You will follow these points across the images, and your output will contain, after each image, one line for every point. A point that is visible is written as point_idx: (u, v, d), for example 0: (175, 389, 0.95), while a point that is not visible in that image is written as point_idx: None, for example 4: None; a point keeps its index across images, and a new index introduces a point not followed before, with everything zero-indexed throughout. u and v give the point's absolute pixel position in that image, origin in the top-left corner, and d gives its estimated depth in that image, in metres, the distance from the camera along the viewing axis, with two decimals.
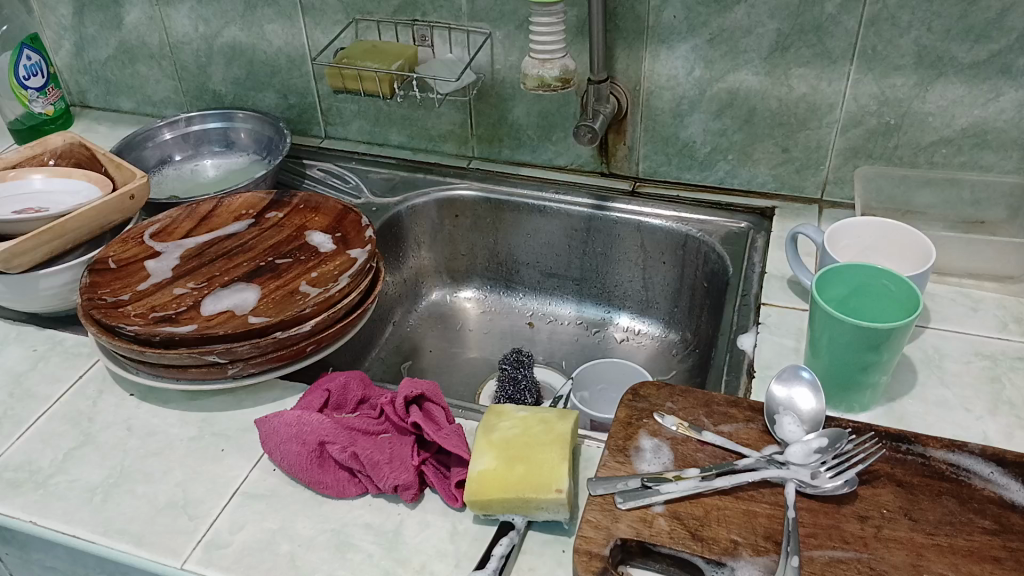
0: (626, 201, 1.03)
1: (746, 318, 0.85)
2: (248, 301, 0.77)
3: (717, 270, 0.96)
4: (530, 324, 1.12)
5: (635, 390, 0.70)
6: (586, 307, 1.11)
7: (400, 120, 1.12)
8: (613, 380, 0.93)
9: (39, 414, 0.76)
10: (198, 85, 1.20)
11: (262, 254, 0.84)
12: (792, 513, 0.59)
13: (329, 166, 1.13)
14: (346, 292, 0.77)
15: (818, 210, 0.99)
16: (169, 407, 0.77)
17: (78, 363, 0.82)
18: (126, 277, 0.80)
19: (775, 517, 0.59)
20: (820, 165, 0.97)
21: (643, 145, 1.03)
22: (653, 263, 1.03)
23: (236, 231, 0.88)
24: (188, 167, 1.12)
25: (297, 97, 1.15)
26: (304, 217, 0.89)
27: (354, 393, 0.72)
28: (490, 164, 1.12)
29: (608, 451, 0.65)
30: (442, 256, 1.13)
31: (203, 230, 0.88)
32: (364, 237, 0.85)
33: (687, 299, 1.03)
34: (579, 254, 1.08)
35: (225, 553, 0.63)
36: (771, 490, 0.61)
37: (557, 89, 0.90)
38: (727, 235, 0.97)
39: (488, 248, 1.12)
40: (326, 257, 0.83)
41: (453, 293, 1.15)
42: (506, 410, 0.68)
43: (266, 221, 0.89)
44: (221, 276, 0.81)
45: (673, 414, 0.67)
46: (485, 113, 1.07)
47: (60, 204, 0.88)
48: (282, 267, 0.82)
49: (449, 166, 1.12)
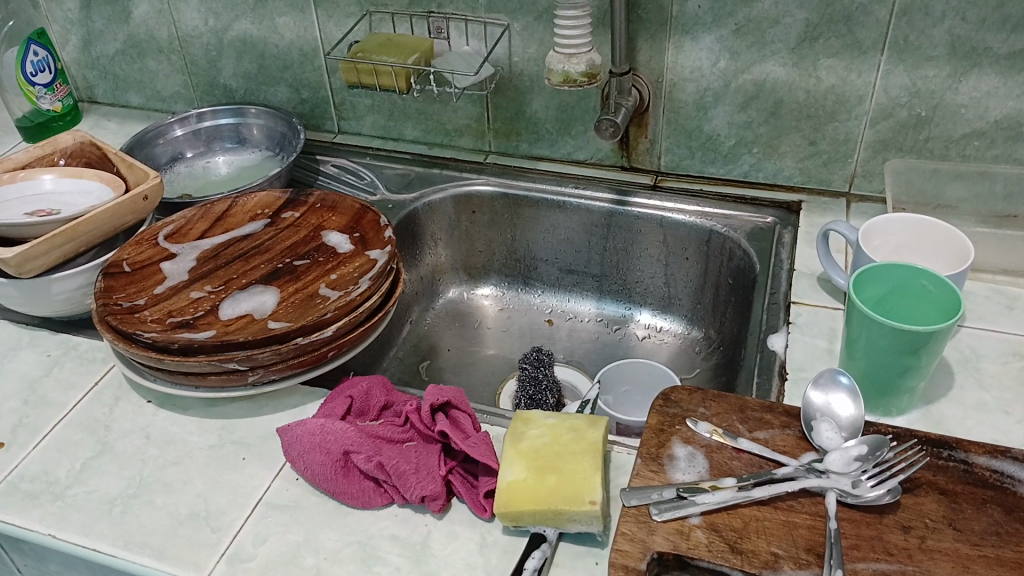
0: (648, 195, 1.01)
1: (775, 317, 0.83)
2: (267, 305, 0.75)
3: (743, 266, 0.94)
4: (549, 322, 1.10)
5: (667, 394, 0.69)
6: (606, 304, 1.09)
7: (414, 114, 1.10)
8: (637, 381, 0.91)
9: (55, 422, 0.75)
10: (208, 79, 1.17)
11: (280, 256, 0.83)
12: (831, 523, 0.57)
13: (343, 162, 1.11)
14: (368, 296, 0.75)
15: (846, 204, 0.97)
16: (186, 414, 0.75)
17: (93, 369, 0.80)
18: (141, 281, 0.79)
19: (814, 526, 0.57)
20: (848, 158, 0.95)
21: (665, 138, 1.01)
22: (676, 259, 1.02)
23: (252, 232, 0.86)
24: (200, 165, 1.10)
25: (310, 91, 1.13)
26: (320, 217, 0.88)
27: (378, 399, 0.70)
28: (508, 158, 1.09)
29: (640, 460, 0.63)
30: (459, 253, 1.11)
31: (218, 231, 0.86)
32: (383, 237, 0.83)
33: (710, 295, 1.01)
34: (599, 250, 1.06)
35: (249, 567, 0.61)
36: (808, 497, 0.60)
37: (582, 85, 0.87)
38: (753, 230, 0.95)
39: (506, 244, 1.10)
40: (345, 258, 0.81)
41: (471, 290, 1.13)
42: (534, 418, 0.67)
43: (282, 221, 0.88)
44: (239, 279, 0.79)
45: (706, 421, 0.66)
46: (503, 107, 1.05)
47: (72, 205, 0.86)
48: (300, 269, 0.80)
49: (465, 161, 1.10)
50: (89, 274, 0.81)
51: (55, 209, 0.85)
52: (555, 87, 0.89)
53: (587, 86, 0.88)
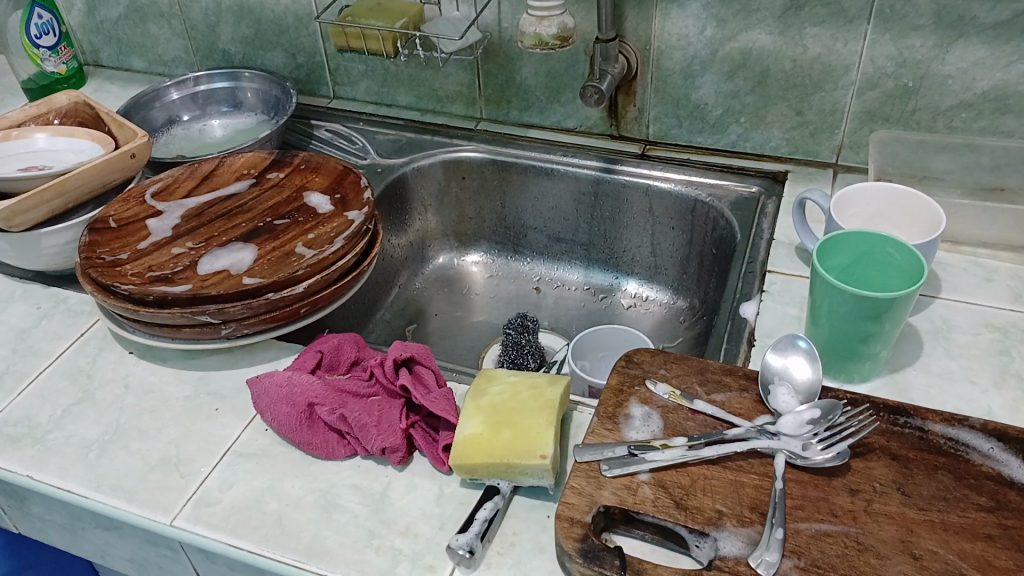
0: (635, 164, 1.02)
1: (749, 286, 0.83)
2: (244, 262, 0.77)
3: (725, 236, 0.94)
4: (537, 289, 1.11)
5: (629, 355, 0.70)
6: (594, 272, 1.10)
7: (407, 80, 1.10)
8: (614, 346, 0.92)
9: (42, 370, 0.78)
10: (208, 44, 1.19)
11: (261, 216, 0.84)
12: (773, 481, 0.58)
13: (336, 128, 1.12)
14: (341, 255, 0.76)
15: (832, 175, 0.96)
16: (166, 365, 0.77)
17: (81, 321, 0.83)
18: (125, 237, 0.81)
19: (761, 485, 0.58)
20: (835, 128, 0.94)
21: (653, 107, 1.00)
22: (661, 228, 1.02)
23: (236, 192, 0.88)
24: (196, 128, 1.11)
25: (305, 56, 1.14)
26: (303, 179, 0.89)
27: (348, 354, 0.72)
28: (499, 126, 1.10)
29: (596, 418, 0.64)
30: (449, 219, 1.12)
31: (205, 190, 0.88)
32: (362, 199, 0.84)
33: (695, 265, 1.01)
34: (586, 219, 1.07)
35: (214, 510, 0.63)
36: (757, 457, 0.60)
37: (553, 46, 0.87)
38: (736, 200, 0.95)
39: (495, 212, 1.11)
40: (324, 218, 0.83)
41: (461, 256, 1.14)
42: (498, 375, 0.68)
43: (267, 182, 0.89)
44: (220, 236, 0.81)
45: (664, 382, 0.67)
46: (493, 73, 1.05)
47: (64, 162, 0.88)
48: (279, 228, 0.82)
49: (456, 127, 1.10)
50: (78, 230, 0.83)
51: (49, 166, 0.87)
52: (529, 49, 0.88)
53: (559, 47, 0.88)
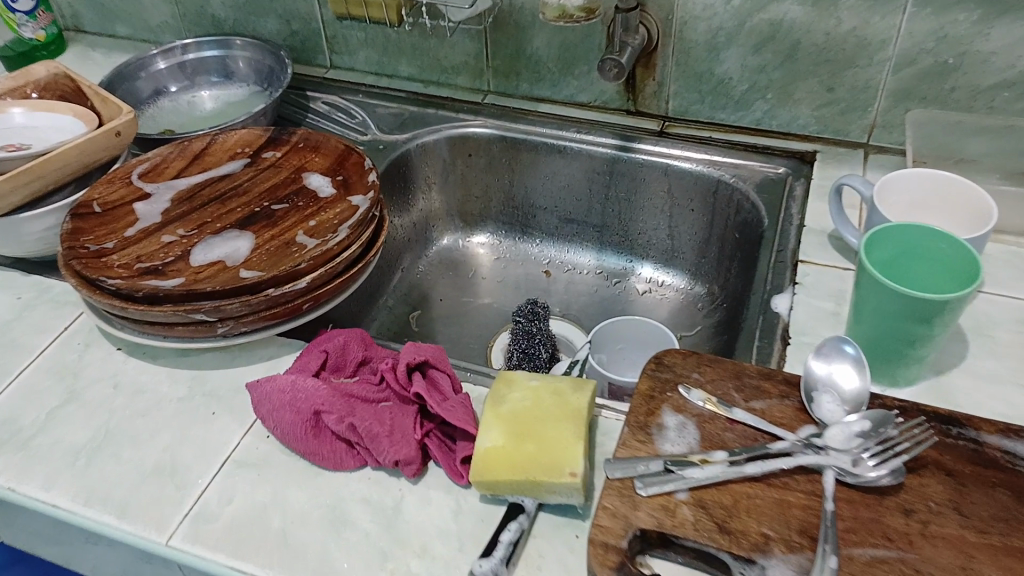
0: (653, 142, 0.96)
1: (781, 277, 0.78)
2: (241, 252, 0.71)
3: (749, 221, 0.89)
4: (547, 273, 1.06)
5: (658, 358, 0.65)
6: (607, 255, 1.05)
7: (410, 49, 1.04)
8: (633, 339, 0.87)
9: (23, 368, 0.72)
10: (196, 9, 1.11)
11: (258, 200, 0.78)
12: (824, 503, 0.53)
13: (335, 99, 1.06)
14: (346, 246, 0.70)
15: (863, 155, 0.91)
16: (158, 364, 0.71)
17: (64, 313, 0.77)
18: (111, 224, 0.74)
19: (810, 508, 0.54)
20: (867, 107, 0.89)
21: (674, 81, 0.94)
22: (680, 211, 0.97)
23: (230, 172, 0.82)
24: (185, 99, 1.05)
25: (300, 23, 1.06)
26: (302, 159, 0.83)
27: (354, 354, 0.67)
28: (507, 100, 1.04)
29: (627, 428, 0.59)
30: (454, 198, 1.06)
31: (195, 170, 0.82)
32: (366, 182, 0.78)
33: (715, 249, 0.96)
34: (600, 200, 1.01)
35: (213, 528, 0.58)
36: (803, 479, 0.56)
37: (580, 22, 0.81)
38: (762, 182, 0.90)
39: (503, 191, 1.05)
40: (325, 203, 0.77)
41: (467, 237, 1.08)
42: (516, 379, 0.63)
43: (263, 161, 0.83)
44: (213, 223, 0.75)
45: (699, 388, 0.62)
46: (502, 44, 0.98)
47: (44, 140, 0.81)
48: (278, 214, 0.76)
49: (462, 101, 1.04)
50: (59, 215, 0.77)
51: (27, 145, 0.81)
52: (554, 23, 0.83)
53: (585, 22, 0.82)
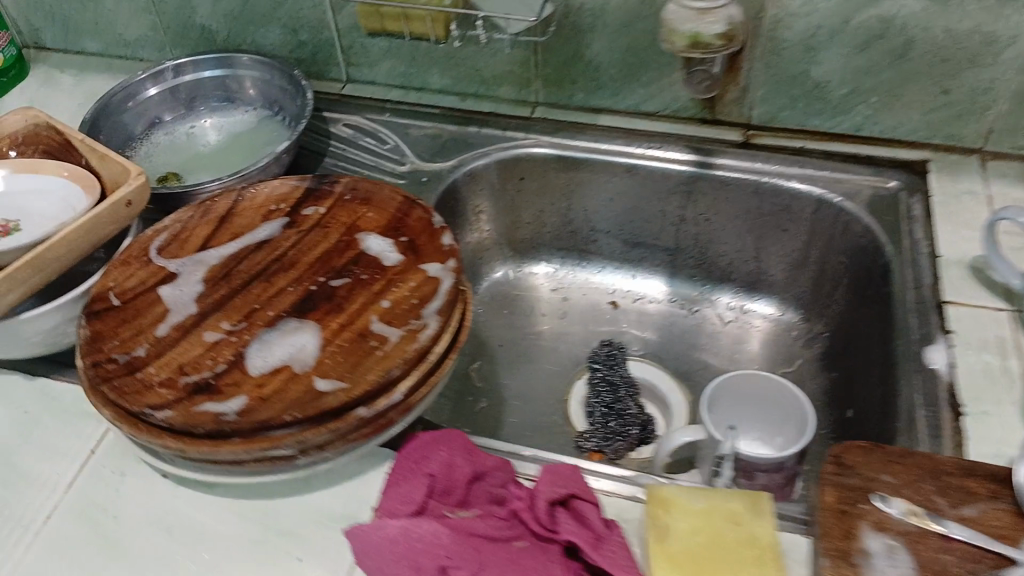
0: (737, 156, 0.84)
1: (928, 323, 0.68)
2: (307, 350, 0.58)
3: (862, 245, 0.79)
4: (613, 305, 0.94)
5: (839, 458, 0.55)
6: (681, 280, 0.94)
7: (443, 59, 0.89)
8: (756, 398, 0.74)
9: (45, 514, 0.58)
10: (182, 20, 0.95)
11: (311, 274, 0.65)
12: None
13: (358, 121, 0.92)
14: (437, 338, 0.58)
15: (978, 163, 0.81)
16: (216, 493, 0.58)
17: (85, 431, 0.63)
18: (135, 320, 0.61)
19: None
20: (985, 110, 0.78)
21: (761, 86, 0.82)
22: (770, 232, 0.86)
23: (268, 237, 0.68)
24: (183, 130, 0.89)
25: (310, 32, 0.91)
26: (352, 214, 0.70)
27: (462, 473, 0.55)
28: (559, 111, 0.90)
29: (828, 561, 0.50)
30: (504, 226, 0.93)
31: (225, 236, 0.68)
32: (439, 245, 0.65)
33: (811, 274, 0.86)
34: (674, 223, 0.89)
35: None
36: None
37: (711, 51, 0.70)
38: (872, 199, 0.80)
39: (560, 215, 0.92)
40: (395, 275, 0.64)
41: (518, 267, 0.96)
42: (676, 500, 0.53)
43: (307, 221, 0.70)
44: (263, 310, 0.62)
45: (897, 496, 0.53)
46: (556, 50, 0.85)
47: (34, 215, 0.67)
48: (340, 292, 0.63)
49: (509, 115, 0.91)
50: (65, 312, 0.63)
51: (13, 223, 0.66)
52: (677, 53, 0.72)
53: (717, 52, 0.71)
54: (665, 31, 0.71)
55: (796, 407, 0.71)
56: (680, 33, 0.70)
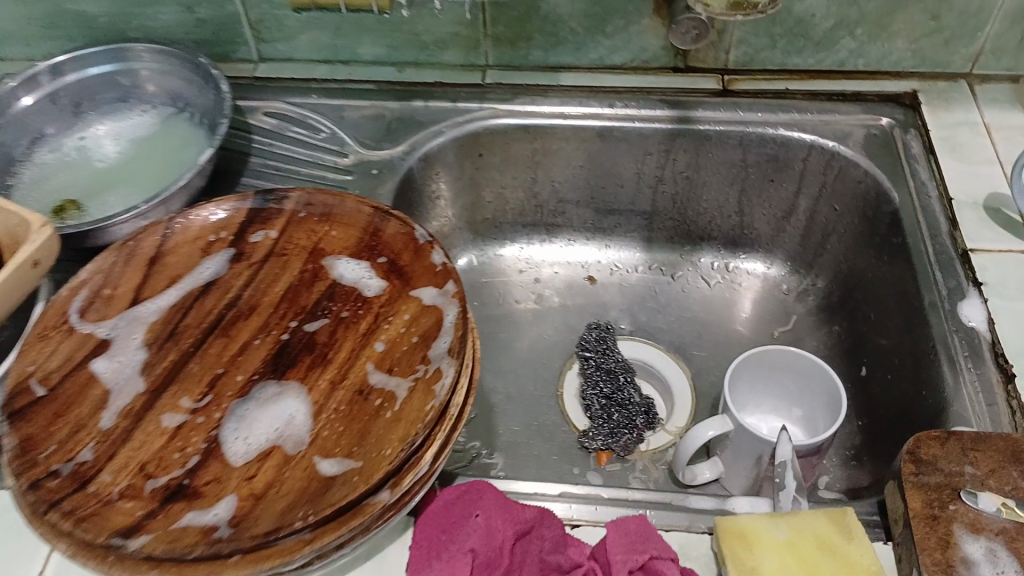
0: (716, 106, 0.77)
1: (955, 275, 0.63)
2: (297, 422, 0.48)
3: (864, 191, 0.73)
4: (590, 279, 0.86)
5: (913, 452, 0.49)
6: (661, 245, 0.86)
7: (375, 27, 0.77)
8: (778, 369, 0.68)
9: None
10: (47, 6, 0.78)
11: (277, 318, 0.54)
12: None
13: (278, 107, 0.79)
14: (455, 387, 0.48)
15: (966, 89, 0.76)
16: None
17: (28, 549, 0.52)
18: (70, 412, 0.49)
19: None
20: (977, 33, 0.73)
21: (739, 27, 0.74)
22: (757, 183, 0.79)
23: (214, 277, 0.57)
24: (72, 144, 0.75)
25: (211, 9, 0.77)
26: (312, 236, 0.59)
27: (506, 539, 0.48)
28: (514, 74, 0.80)
29: None
30: (463, 208, 0.83)
31: (161, 282, 0.56)
32: (428, 263, 0.55)
33: (803, 223, 0.80)
34: (651, 185, 0.81)
35: None
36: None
37: (762, 8, 0.63)
38: (867, 140, 0.74)
39: (525, 189, 0.83)
40: (381, 308, 0.54)
41: (481, 249, 0.86)
42: (754, 537, 0.46)
43: (257, 250, 0.58)
44: (230, 375, 0.51)
45: (985, 490, 0.47)
46: (508, 6, 0.74)
47: None
48: (319, 338, 0.53)
49: (457, 83, 0.80)
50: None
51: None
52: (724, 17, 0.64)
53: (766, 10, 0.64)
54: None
55: (822, 379, 0.66)
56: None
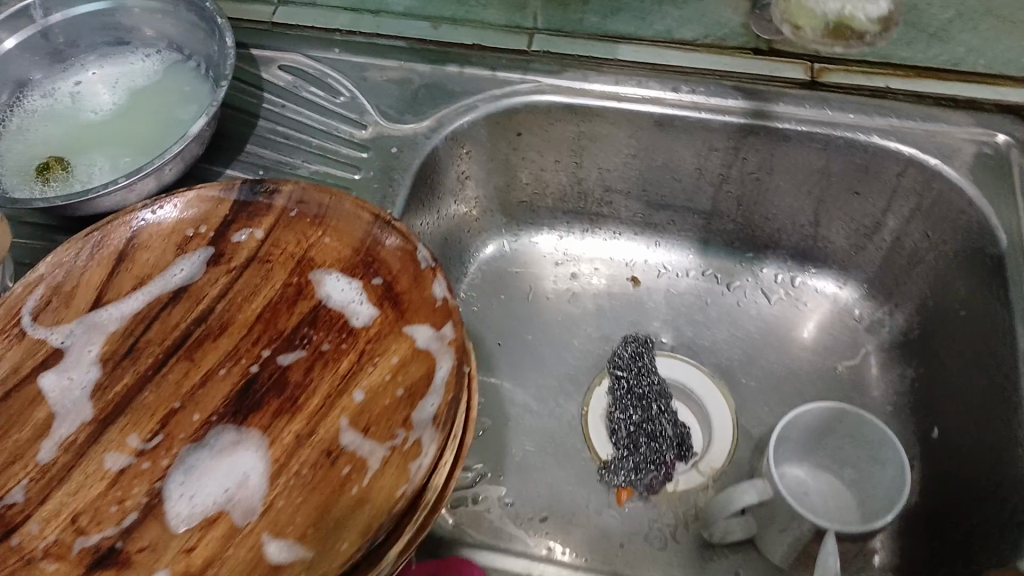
0: (798, 100, 0.65)
1: None
2: (251, 483, 0.42)
3: (968, 223, 0.61)
4: (634, 281, 0.76)
5: None
6: (720, 248, 0.75)
7: None
8: (833, 427, 0.60)
9: None
10: None
11: (249, 343, 0.47)
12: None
13: (296, 60, 0.70)
14: (436, 467, 0.40)
15: None
16: None
17: None
18: (9, 439, 0.44)
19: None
20: None
21: None
22: (838, 195, 0.68)
23: (187, 283, 0.50)
24: (66, 91, 0.68)
25: None
26: (302, 242, 0.51)
27: None
28: (563, 41, 0.69)
29: None
30: (497, 189, 0.74)
31: (128, 284, 0.50)
32: (427, 295, 0.47)
33: (886, 245, 0.69)
34: (713, 184, 0.70)
35: None
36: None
37: (869, 40, 0.49)
38: (977, 160, 0.62)
39: (568, 174, 0.73)
40: (368, 344, 0.46)
41: (516, 235, 0.77)
42: None
43: (238, 253, 0.51)
44: (187, 413, 0.44)
45: None
46: None
47: None
48: (292, 377, 0.45)
49: (497, 48, 0.69)
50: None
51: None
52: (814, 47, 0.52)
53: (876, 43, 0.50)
54: (796, 11, 0.53)
55: (884, 446, 0.57)
56: (814, 11, 0.52)
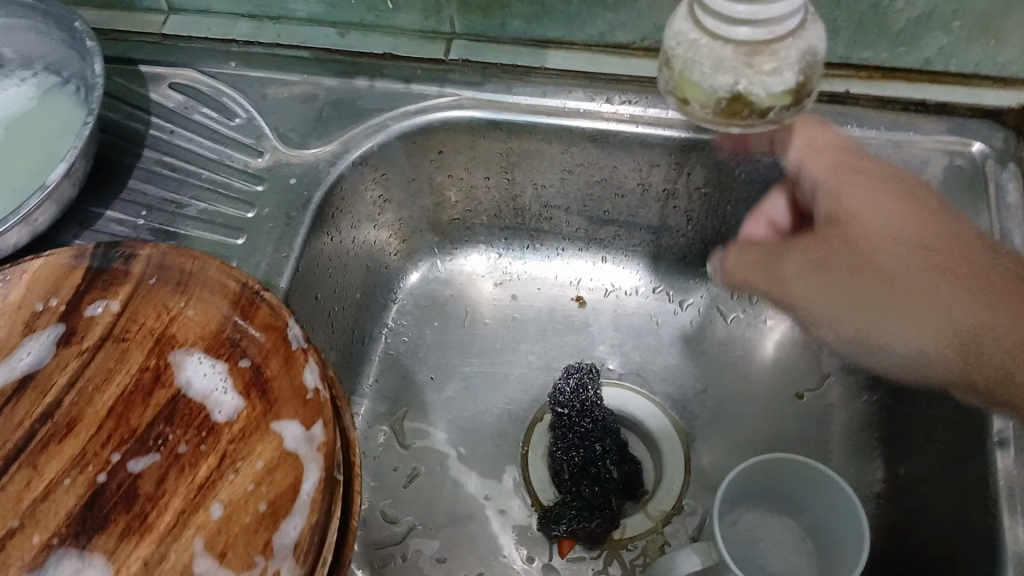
0: None
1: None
2: None
3: None
4: (579, 301, 0.69)
5: None
6: (670, 266, 0.69)
7: None
8: (789, 478, 0.54)
9: None
10: None
11: (98, 445, 0.41)
12: (874, 296, 0.46)
13: (187, 77, 0.63)
14: None
15: None
16: None
17: None
18: None
19: (910, 312, 0.45)
20: None
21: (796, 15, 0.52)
22: None
23: (34, 369, 0.43)
24: None
25: None
26: (162, 315, 0.44)
27: None
28: (487, 48, 0.61)
29: None
30: (423, 208, 0.67)
31: None
32: (298, 383, 0.41)
33: None
34: (659, 199, 0.63)
35: None
36: (955, 371, 0.45)
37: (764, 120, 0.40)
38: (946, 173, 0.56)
39: (502, 190, 0.66)
40: (231, 445, 0.40)
41: (451, 254, 0.71)
42: None
43: (92, 330, 0.44)
44: (25, 536, 0.39)
45: None
46: None
47: None
48: (144, 488, 0.39)
49: (413, 58, 0.62)
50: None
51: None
52: (710, 125, 0.43)
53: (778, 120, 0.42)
54: (681, 83, 0.41)
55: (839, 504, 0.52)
56: (701, 87, 0.40)
